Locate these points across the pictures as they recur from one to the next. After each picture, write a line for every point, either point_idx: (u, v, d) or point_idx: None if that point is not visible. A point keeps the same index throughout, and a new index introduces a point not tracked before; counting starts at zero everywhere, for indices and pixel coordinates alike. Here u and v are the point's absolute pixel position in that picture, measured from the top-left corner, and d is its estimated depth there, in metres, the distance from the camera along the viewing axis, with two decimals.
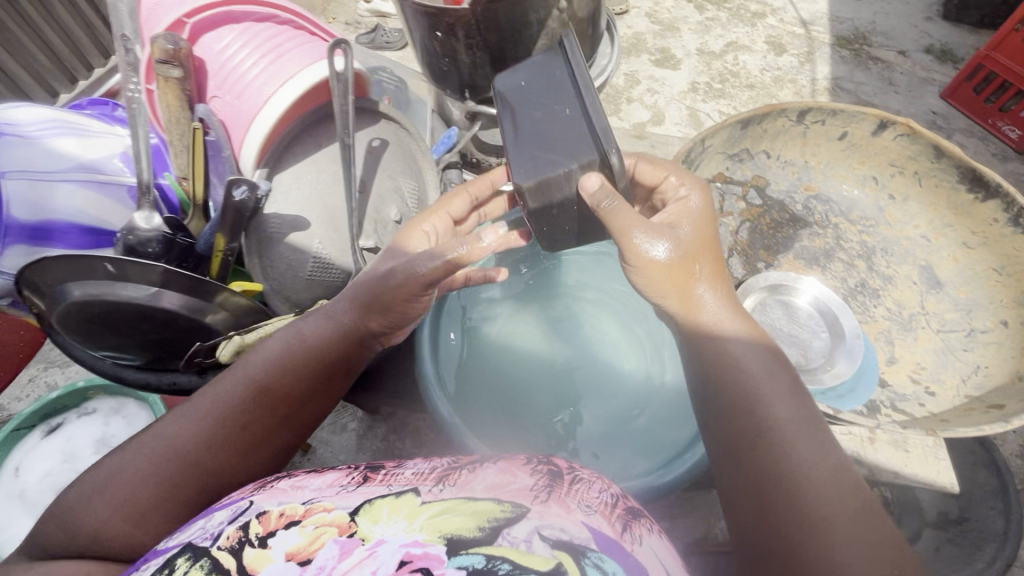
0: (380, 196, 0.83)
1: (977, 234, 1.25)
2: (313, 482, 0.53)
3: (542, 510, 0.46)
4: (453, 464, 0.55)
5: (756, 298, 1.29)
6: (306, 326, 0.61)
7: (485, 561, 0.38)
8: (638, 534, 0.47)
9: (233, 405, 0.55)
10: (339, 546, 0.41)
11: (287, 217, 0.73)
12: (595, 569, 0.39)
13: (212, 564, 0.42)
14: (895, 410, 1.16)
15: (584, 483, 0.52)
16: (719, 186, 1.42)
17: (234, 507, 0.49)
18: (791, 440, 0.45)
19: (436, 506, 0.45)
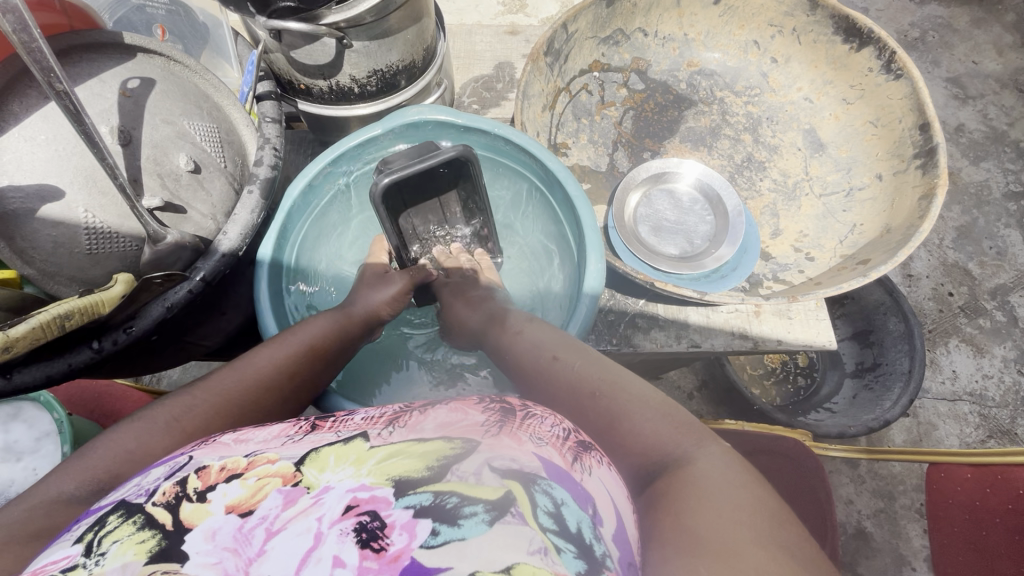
0: (157, 146, 0.73)
1: (855, 88, 1.24)
2: (258, 435, 0.51)
3: (448, 440, 0.46)
4: (405, 408, 0.54)
5: (639, 192, 1.24)
6: (278, 348, 0.72)
7: (432, 499, 0.40)
8: (588, 465, 0.47)
9: (201, 414, 0.61)
10: (283, 497, 0.42)
11: (28, 188, 0.64)
12: (541, 495, 0.42)
13: (145, 519, 0.41)
14: (776, 281, 1.17)
15: (538, 418, 0.51)
16: (596, 76, 1.33)
17: (172, 463, 0.47)
18: (555, 352, 0.71)
19: (384, 450, 0.46)
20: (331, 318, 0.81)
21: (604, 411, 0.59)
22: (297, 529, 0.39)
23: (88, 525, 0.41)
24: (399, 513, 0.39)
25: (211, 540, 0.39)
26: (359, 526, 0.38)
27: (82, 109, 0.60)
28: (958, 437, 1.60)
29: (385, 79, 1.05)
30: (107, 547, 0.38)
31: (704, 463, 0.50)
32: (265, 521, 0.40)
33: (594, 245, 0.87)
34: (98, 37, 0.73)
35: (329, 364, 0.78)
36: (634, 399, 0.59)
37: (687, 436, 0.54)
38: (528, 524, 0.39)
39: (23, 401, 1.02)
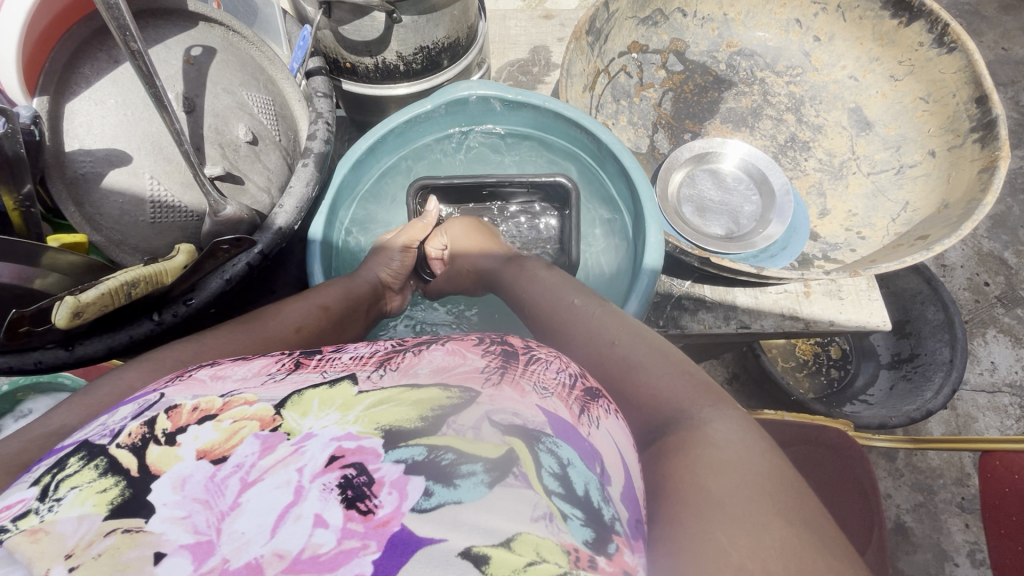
0: (219, 115, 0.73)
1: (903, 64, 1.22)
2: (238, 372, 0.49)
3: (444, 387, 0.44)
4: (397, 347, 0.52)
5: (683, 171, 1.22)
6: (283, 307, 0.72)
7: (426, 454, 0.37)
8: (595, 417, 0.46)
9: (204, 357, 0.59)
10: (260, 443, 0.39)
11: (99, 151, 0.64)
12: (547, 455, 0.39)
13: (108, 464, 0.37)
14: (827, 261, 1.14)
15: (543, 363, 0.50)
16: (635, 58, 1.32)
17: (141, 402, 0.44)
18: (574, 298, 0.69)
19: (374, 396, 0.43)
20: (340, 284, 0.81)
21: (614, 362, 0.58)
22: (274, 481, 0.36)
23: (47, 468, 0.38)
24: (389, 468, 0.36)
25: (179, 490, 0.35)
26: (345, 481, 0.35)
27: (153, 70, 0.59)
28: (999, 429, 1.55)
29: (429, 57, 1.04)
30: (63, 493, 0.35)
31: (725, 426, 0.48)
32: (239, 470, 0.36)
33: (653, 215, 0.85)
34: (166, 4, 0.73)
35: (337, 326, 0.77)
36: (649, 353, 0.57)
37: (701, 396, 0.51)
38: (532, 487, 0.36)
39: (63, 392, 1.02)
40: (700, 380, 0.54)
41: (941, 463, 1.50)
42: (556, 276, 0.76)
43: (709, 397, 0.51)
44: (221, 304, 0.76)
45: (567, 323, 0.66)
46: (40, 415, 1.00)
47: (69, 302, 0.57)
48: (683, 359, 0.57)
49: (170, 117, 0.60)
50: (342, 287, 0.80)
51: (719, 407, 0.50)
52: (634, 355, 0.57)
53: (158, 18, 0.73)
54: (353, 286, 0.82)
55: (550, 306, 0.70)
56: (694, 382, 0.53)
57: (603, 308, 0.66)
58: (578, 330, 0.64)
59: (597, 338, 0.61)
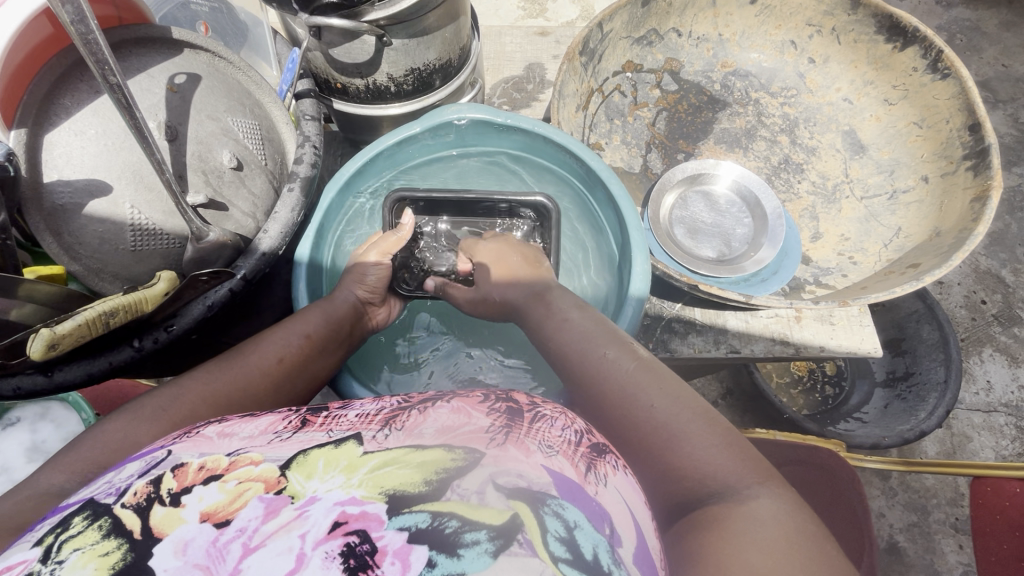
0: (202, 142, 0.73)
1: (897, 88, 1.21)
2: (244, 430, 0.48)
3: (449, 447, 0.43)
4: (403, 405, 0.52)
5: (675, 192, 1.21)
6: (265, 338, 0.71)
7: (429, 521, 0.37)
8: (603, 474, 0.46)
9: (185, 403, 0.59)
10: (265, 506, 0.38)
11: (78, 182, 0.63)
12: (551, 519, 0.38)
13: (112, 525, 0.37)
14: (818, 286, 1.13)
15: (549, 420, 0.50)
16: (629, 77, 1.31)
17: (149, 458, 0.44)
18: (594, 339, 0.65)
19: (379, 457, 0.42)
20: (320, 308, 0.79)
21: (643, 421, 0.54)
22: (276, 548, 0.35)
23: (49, 528, 0.38)
24: (393, 536, 0.36)
25: (182, 554, 0.35)
26: (347, 549, 0.35)
27: (132, 102, 0.59)
28: (994, 450, 1.54)
29: (421, 78, 1.04)
30: (66, 555, 0.35)
31: (765, 507, 0.46)
32: (242, 534, 0.36)
33: (638, 245, 0.85)
34: (149, 32, 0.73)
35: (322, 352, 0.75)
36: (682, 413, 0.54)
37: (741, 470, 0.49)
38: (537, 555, 0.35)
39: (51, 401, 1.01)
40: (736, 449, 0.51)
41: (935, 483, 1.49)
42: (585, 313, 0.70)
43: (746, 471, 0.49)
44: (203, 329, 0.75)
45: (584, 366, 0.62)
46: (27, 425, 1.00)
47: (44, 334, 0.57)
48: (716, 422, 0.54)
49: (150, 148, 0.60)
50: (327, 311, 0.79)
51: (758, 482, 0.48)
52: (667, 416, 0.54)
53: (140, 47, 0.73)
54: (337, 309, 0.80)
55: (569, 345, 0.65)
56: (730, 450, 0.51)
57: (628, 353, 0.61)
58: (601, 378, 0.59)
59: (625, 389, 0.57)
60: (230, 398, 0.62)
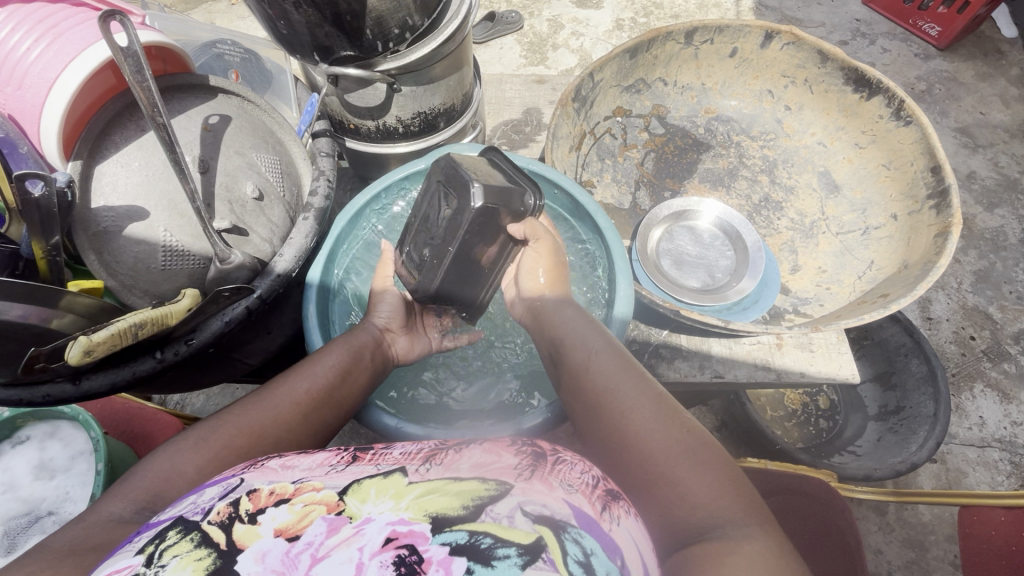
0: (229, 174, 0.81)
1: (866, 133, 1.31)
2: (303, 462, 0.55)
3: (483, 480, 0.49)
4: (441, 446, 0.58)
5: (662, 227, 1.29)
6: (295, 375, 0.74)
7: (467, 538, 0.42)
8: (617, 515, 0.50)
9: (223, 435, 0.63)
10: (327, 524, 0.44)
11: (120, 208, 0.71)
12: (571, 544, 0.43)
13: (201, 537, 0.44)
14: (797, 315, 1.20)
15: (568, 463, 0.54)
16: (619, 121, 1.42)
17: (225, 485, 0.51)
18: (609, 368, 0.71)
19: (422, 487, 0.48)
20: (344, 343, 0.82)
21: (644, 450, 0.60)
22: (338, 558, 0.41)
23: (148, 539, 0.45)
24: (436, 549, 0.41)
25: (261, 562, 0.41)
26: (399, 559, 0.41)
27: (174, 138, 0.68)
28: (989, 485, 1.53)
29: (427, 121, 1.14)
30: (168, 559, 0.42)
31: (754, 543, 0.50)
32: (310, 547, 0.42)
33: (624, 272, 0.92)
34: (190, 79, 0.82)
35: (351, 383, 0.78)
36: (683, 450, 0.59)
37: (736, 508, 0.53)
38: (559, 571, 0.40)
39: (61, 419, 1.06)
40: (727, 485, 0.56)
41: (932, 519, 1.45)
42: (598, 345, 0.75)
43: (735, 507, 0.53)
44: (222, 343, 0.82)
45: (603, 401, 0.67)
46: (37, 443, 1.05)
47: (81, 342, 0.63)
48: (715, 460, 0.58)
49: (186, 178, 0.68)
50: (351, 344, 0.82)
51: (746, 519, 0.52)
52: (667, 448, 0.59)
53: (182, 92, 0.82)
54: (357, 342, 0.84)
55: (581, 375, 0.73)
56: (724, 486, 0.55)
57: (643, 387, 0.67)
58: (611, 408, 0.66)
59: (636, 421, 0.63)
60: (266, 430, 0.66)
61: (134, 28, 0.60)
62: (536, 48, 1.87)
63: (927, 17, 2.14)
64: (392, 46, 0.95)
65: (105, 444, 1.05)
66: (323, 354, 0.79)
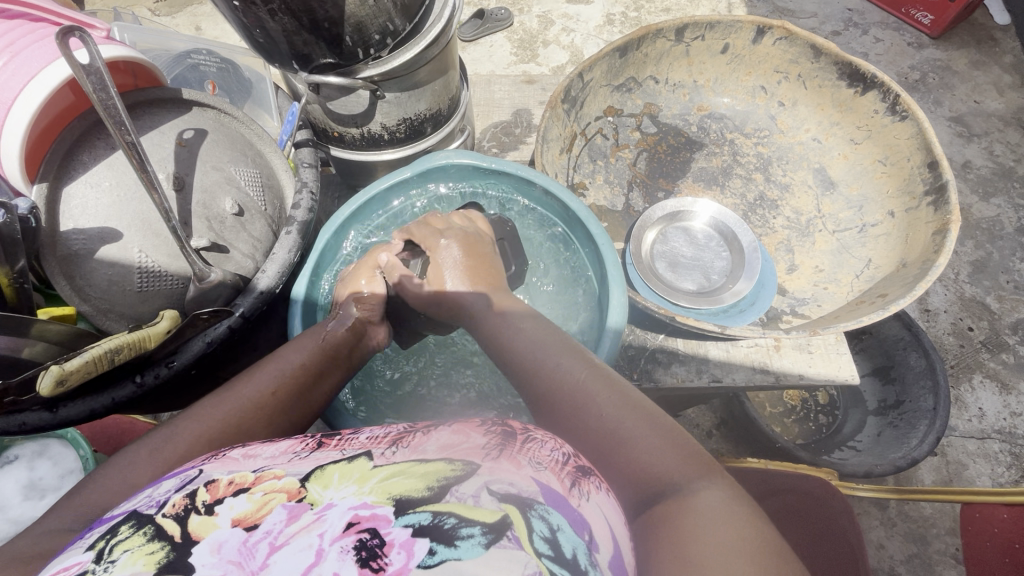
0: (207, 191, 0.78)
1: (862, 129, 1.29)
2: (266, 451, 0.52)
3: (449, 461, 0.47)
4: (409, 429, 0.55)
5: (655, 230, 1.27)
6: (257, 374, 0.72)
7: (430, 519, 0.40)
8: (586, 491, 0.48)
9: (183, 442, 0.60)
10: (287, 512, 0.41)
11: (92, 231, 0.69)
12: (537, 520, 0.41)
13: (156, 530, 0.41)
14: (795, 316, 1.18)
15: (539, 442, 0.52)
16: (610, 121, 1.39)
17: (183, 476, 0.48)
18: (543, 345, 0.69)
19: (386, 470, 0.46)
20: (314, 340, 0.80)
21: (588, 423, 0.59)
22: (298, 544, 0.38)
23: (101, 534, 0.42)
24: (399, 532, 0.39)
25: (216, 553, 0.38)
26: (360, 543, 0.38)
27: (145, 158, 0.65)
28: (990, 477, 1.52)
29: (412, 127, 1.11)
30: (117, 555, 0.38)
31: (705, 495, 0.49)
32: (269, 535, 0.39)
33: (616, 281, 0.90)
34: (161, 94, 0.80)
35: (319, 382, 0.76)
36: (619, 415, 0.57)
37: (684, 463, 0.52)
38: (524, 548, 0.38)
39: (49, 438, 1.04)
40: (665, 439, 0.55)
41: (934, 512, 1.44)
42: (540, 328, 0.73)
43: (680, 460, 0.53)
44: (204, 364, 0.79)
45: (554, 385, 0.64)
46: (25, 463, 1.02)
47: (53, 372, 0.60)
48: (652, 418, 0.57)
49: (160, 197, 0.65)
50: (320, 341, 0.80)
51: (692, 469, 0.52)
52: (608, 416, 0.58)
53: (154, 107, 0.79)
54: (326, 337, 0.81)
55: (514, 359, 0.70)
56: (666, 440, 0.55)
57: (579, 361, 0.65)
58: (551, 385, 0.64)
59: (575, 395, 0.61)
60: (228, 436, 0.63)
61: (95, 44, 0.57)
62: (525, 45, 1.84)
63: (920, 5, 2.11)
64: (373, 53, 0.92)
65: (96, 460, 1.04)
66: (286, 353, 0.76)
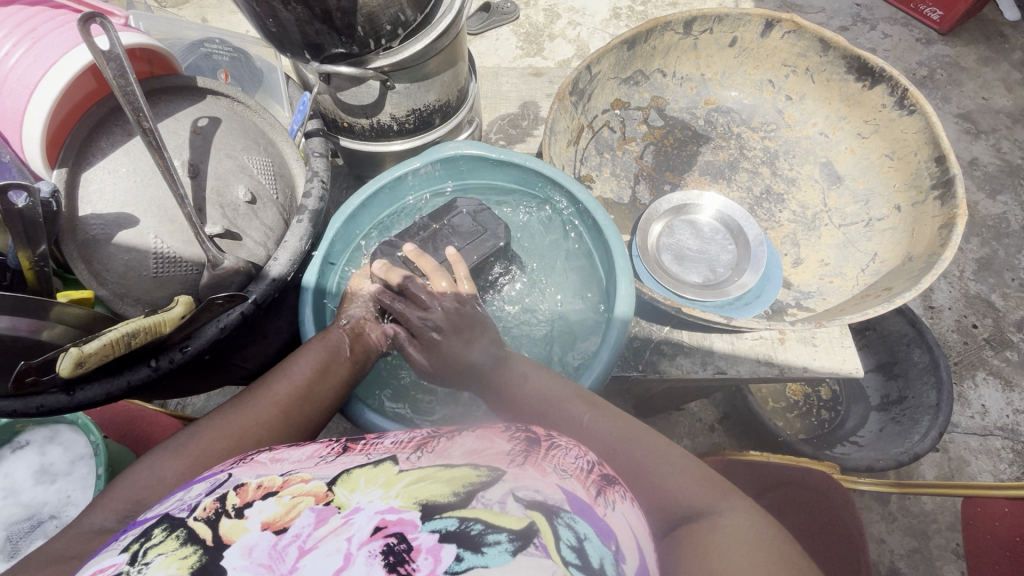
0: (221, 177, 0.80)
1: (869, 123, 1.29)
2: (293, 455, 0.54)
3: (475, 467, 0.48)
4: (432, 433, 0.56)
5: (662, 222, 1.28)
6: (270, 380, 0.72)
7: (457, 524, 0.40)
8: (611, 500, 0.49)
9: (205, 441, 0.62)
10: (315, 515, 0.42)
11: (108, 215, 0.70)
12: (564, 529, 0.42)
13: (188, 534, 0.42)
14: (800, 309, 1.19)
15: (563, 449, 0.54)
16: (617, 114, 1.40)
17: (213, 480, 0.49)
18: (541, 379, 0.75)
19: (412, 474, 0.47)
20: (321, 342, 0.80)
21: (602, 453, 0.62)
22: (327, 548, 0.39)
23: (135, 536, 0.43)
24: (426, 537, 0.39)
25: (246, 556, 0.39)
26: (387, 548, 0.38)
27: (162, 143, 0.66)
28: (991, 474, 1.53)
29: (422, 117, 1.12)
30: (151, 558, 0.40)
31: (726, 514, 0.52)
32: (297, 539, 0.40)
33: (625, 270, 0.91)
34: (176, 81, 0.80)
35: (331, 381, 0.77)
36: (628, 445, 0.61)
37: (703, 486, 0.56)
38: (550, 556, 0.39)
39: (61, 424, 1.05)
40: (665, 459, 0.59)
41: (935, 507, 1.45)
42: (536, 367, 0.77)
43: (692, 482, 0.56)
44: (217, 349, 0.81)
45: (563, 421, 0.67)
46: (37, 448, 1.04)
47: (71, 354, 0.61)
48: (654, 445, 0.61)
49: (176, 184, 0.66)
50: (328, 344, 0.80)
51: (704, 490, 0.55)
52: (621, 447, 0.61)
53: (168, 94, 0.80)
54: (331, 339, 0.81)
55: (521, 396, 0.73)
56: (670, 462, 0.59)
57: (576, 398, 0.70)
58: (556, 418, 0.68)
59: (584, 429, 0.65)
60: (250, 434, 0.65)
61: (115, 29, 0.58)
62: (532, 39, 1.84)
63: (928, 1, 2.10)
64: (384, 43, 0.93)
65: (106, 446, 1.05)
66: (298, 355, 0.77)
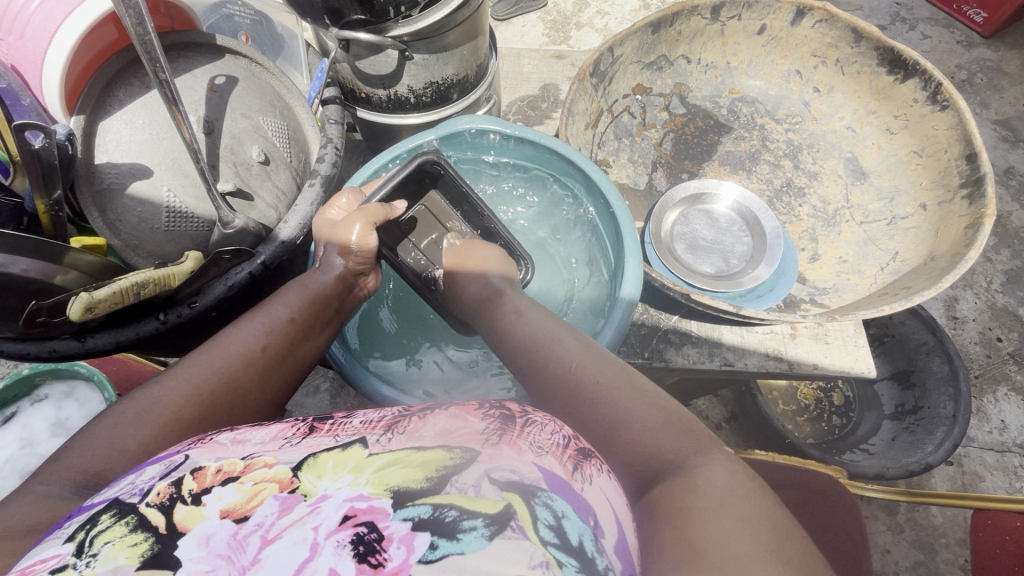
0: (235, 137, 0.80)
1: (899, 118, 1.25)
2: (256, 436, 0.49)
3: (448, 449, 0.44)
4: (403, 412, 0.52)
5: (677, 210, 1.25)
6: (242, 329, 0.68)
7: (431, 512, 0.38)
8: (589, 473, 0.46)
9: (167, 406, 0.57)
10: (279, 503, 0.40)
11: (123, 165, 0.71)
12: (542, 508, 0.40)
13: (139, 520, 0.39)
14: (814, 305, 1.16)
15: (538, 425, 0.50)
16: (638, 100, 1.37)
17: (167, 463, 0.45)
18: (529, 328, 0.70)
19: (383, 458, 0.44)
20: (302, 290, 0.76)
21: (585, 405, 0.57)
22: (291, 539, 0.37)
23: (80, 524, 0.40)
24: (398, 526, 0.37)
25: (204, 547, 0.37)
26: (357, 538, 0.36)
27: (177, 96, 0.67)
28: (1007, 490, 1.48)
29: (439, 91, 1.11)
30: (99, 548, 0.37)
31: (704, 466, 0.49)
32: (261, 528, 0.38)
33: (633, 252, 0.90)
34: (194, 37, 0.82)
35: (310, 333, 0.73)
36: (616, 399, 0.56)
37: (684, 438, 0.52)
38: (528, 538, 0.37)
39: (77, 380, 1.08)
40: (649, 405, 0.55)
41: (945, 521, 1.42)
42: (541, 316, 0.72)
43: (672, 434, 0.52)
44: (223, 308, 0.82)
45: (550, 369, 0.63)
46: (53, 402, 1.07)
47: (82, 298, 0.61)
48: (640, 396, 0.56)
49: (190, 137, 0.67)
50: (310, 295, 0.76)
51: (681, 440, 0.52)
52: (605, 398, 0.57)
53: (189, 50, 0.82)
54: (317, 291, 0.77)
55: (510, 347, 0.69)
56: (654, 411, 0.55)
57: (572, 344, 0.65)
58: (545, 369, 0.63)
59: (570, 380, 0.60)
60: (218, 396, 0.61)
61: None
62: (559, 26, 1.83)
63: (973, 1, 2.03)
64: (404, 10, 0.92)
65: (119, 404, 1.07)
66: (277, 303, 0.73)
